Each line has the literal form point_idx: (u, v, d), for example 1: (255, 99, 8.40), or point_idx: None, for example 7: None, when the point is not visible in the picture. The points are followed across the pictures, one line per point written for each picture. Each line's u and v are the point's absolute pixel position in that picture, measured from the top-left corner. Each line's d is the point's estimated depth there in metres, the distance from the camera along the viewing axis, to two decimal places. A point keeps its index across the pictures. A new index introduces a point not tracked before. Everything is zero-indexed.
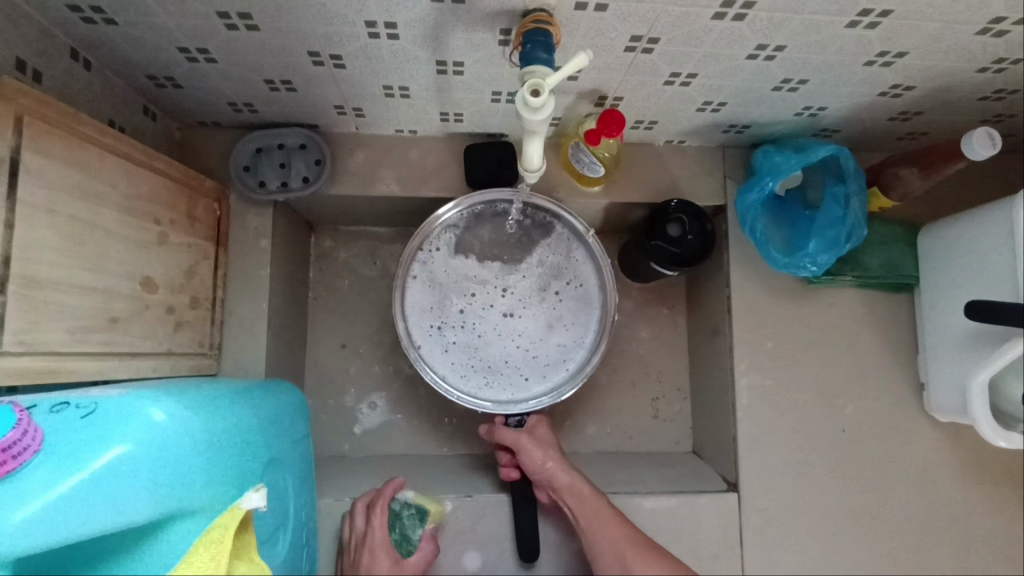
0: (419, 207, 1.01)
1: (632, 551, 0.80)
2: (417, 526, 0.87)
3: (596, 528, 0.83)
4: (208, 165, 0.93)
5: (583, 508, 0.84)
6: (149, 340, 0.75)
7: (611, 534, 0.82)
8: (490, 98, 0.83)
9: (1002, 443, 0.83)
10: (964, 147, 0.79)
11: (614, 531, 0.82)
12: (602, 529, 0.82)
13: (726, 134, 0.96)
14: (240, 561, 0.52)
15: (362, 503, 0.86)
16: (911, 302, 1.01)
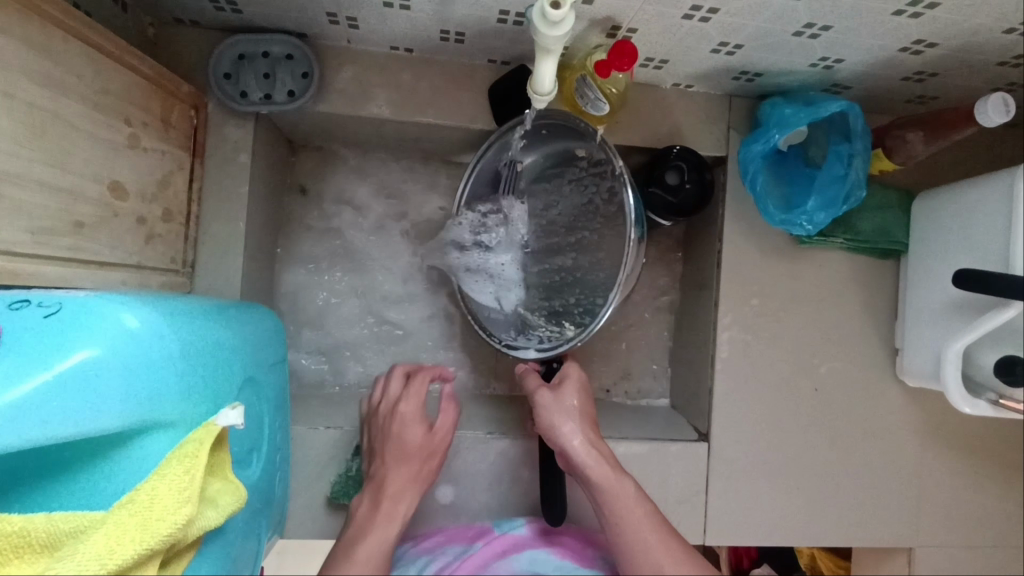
0: (411, 133, 0.96)
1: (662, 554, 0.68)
2: None
3: (624, 523, 0.71)
4: (183, 68, 0.86)
5: (609, 497, 0.73)
6: (117, 250, 0.70)
7: (643, 537, 0.70)
8: (497, 18, 0.77)
9: (967, 409, 0.86)
10: (977, 112, 0.77)
11: (648, 534, 0.70)
12: (633, 526, 0.71)
13: (736, 81, 0.92)
14: (212, 478, 0.50)
15: (394, 381, 0.84)
16: (896, 269, 1.01)
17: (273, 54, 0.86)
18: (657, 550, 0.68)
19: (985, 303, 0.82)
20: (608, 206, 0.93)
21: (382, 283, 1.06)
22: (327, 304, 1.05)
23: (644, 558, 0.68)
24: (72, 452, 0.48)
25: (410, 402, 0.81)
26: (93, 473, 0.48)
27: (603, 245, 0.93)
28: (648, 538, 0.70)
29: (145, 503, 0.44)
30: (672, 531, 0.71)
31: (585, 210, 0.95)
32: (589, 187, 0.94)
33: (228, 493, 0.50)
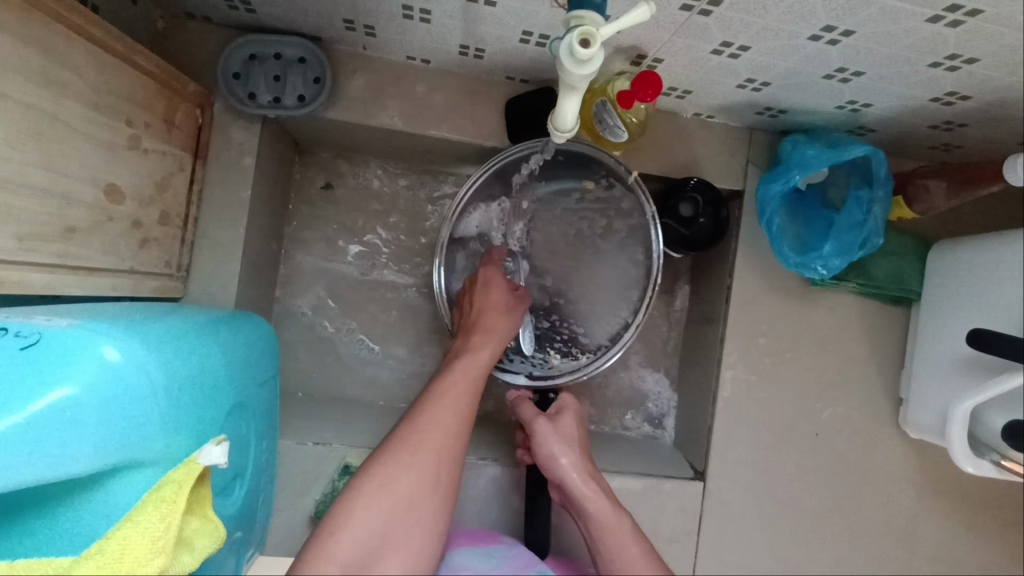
0: (422, 145, 0.94)
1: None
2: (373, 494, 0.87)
3: (617, 560, 0.69)
4: (191, 64, 0.83)
5: (605, 532, 0.71)
6: (109, 255, 0.67)
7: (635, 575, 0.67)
8: (519, 38, 0.75)
9: (969, 468, 0.84)
10: (1006, 170, 0.75)
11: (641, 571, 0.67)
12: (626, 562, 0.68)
13: (759, 116, 0.90)
14: (192, 518, 0.48)
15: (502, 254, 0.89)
16: (905, 316, 0.99)
17: (285, 56, 0.83)
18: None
19: (997, 364, 0.80)
20: (603, 244, 0.92)
21: (382, 294, 1.03)
22: (324, 312, 1.02)
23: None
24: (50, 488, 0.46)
25: (493, 270, 0.85)
26: (70, 511, 0.46)
27: (594, 284, 0.92)
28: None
29: (116, 553, 0.41)
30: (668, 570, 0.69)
31: (574, 241, 0.92)
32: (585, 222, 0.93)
33: (205, 536, 0.48)
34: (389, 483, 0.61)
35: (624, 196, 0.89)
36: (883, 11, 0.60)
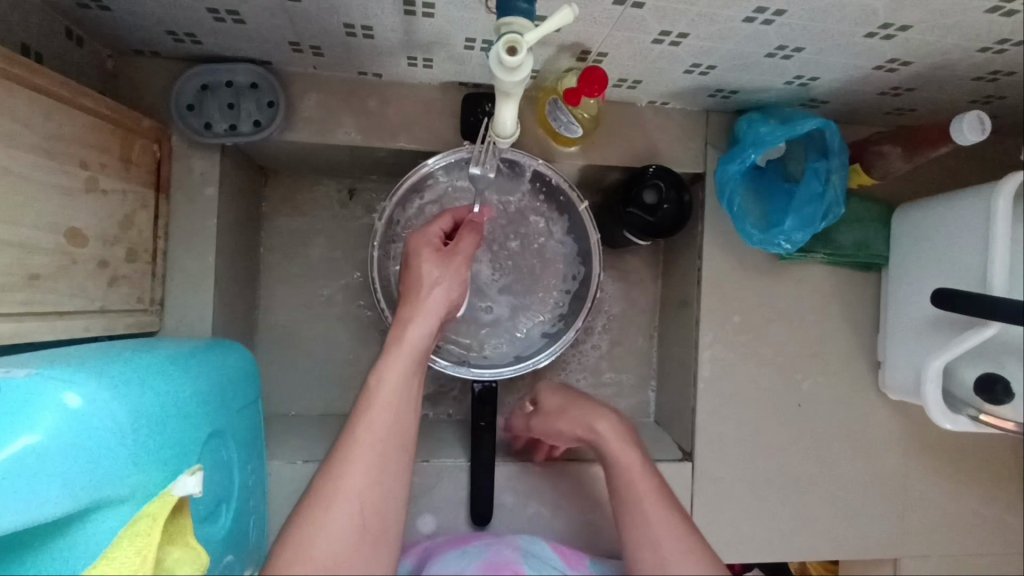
0: (384, 158, 0.95)
1: (654, 508, 0.66)
2: None
3: (620, 478, 0.70)
4: (144, 100, 0.84)
5: (613, 449, 0.73)
6: (77, 297, 0.68)
7: (636, 488, 0.69)
8: (463, 45, 0.75)
9: (948, 425, 0.85)
10: (953, 130, 0.76)
11: (641, 485, 0.69)
12: (629, 475, 0.70)
13: (712, 98, 0.91)
14: (172, 547, 0.48)
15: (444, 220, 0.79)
16: (877, 281, 1.01)
17: (237, 83, 0.84)
18: (649, 507, 0.67)
19: (963, 321, 0.82)
20: (527, 246, 0.96)
21: (360, 308, 1.04)
22: (305, 331, 1.03)
23: (637, 516, 0.66)
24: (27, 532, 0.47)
25: (428, 256, 0.74)
26: (47, 551, 0.47)
27: (514, 280, 0.95)
28: (642, 489, 0.68)
29: None
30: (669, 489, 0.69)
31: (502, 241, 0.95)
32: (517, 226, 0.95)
33: (187, 562, 0.48)
34: (306, 553, 0.55)
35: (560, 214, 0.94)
36: None
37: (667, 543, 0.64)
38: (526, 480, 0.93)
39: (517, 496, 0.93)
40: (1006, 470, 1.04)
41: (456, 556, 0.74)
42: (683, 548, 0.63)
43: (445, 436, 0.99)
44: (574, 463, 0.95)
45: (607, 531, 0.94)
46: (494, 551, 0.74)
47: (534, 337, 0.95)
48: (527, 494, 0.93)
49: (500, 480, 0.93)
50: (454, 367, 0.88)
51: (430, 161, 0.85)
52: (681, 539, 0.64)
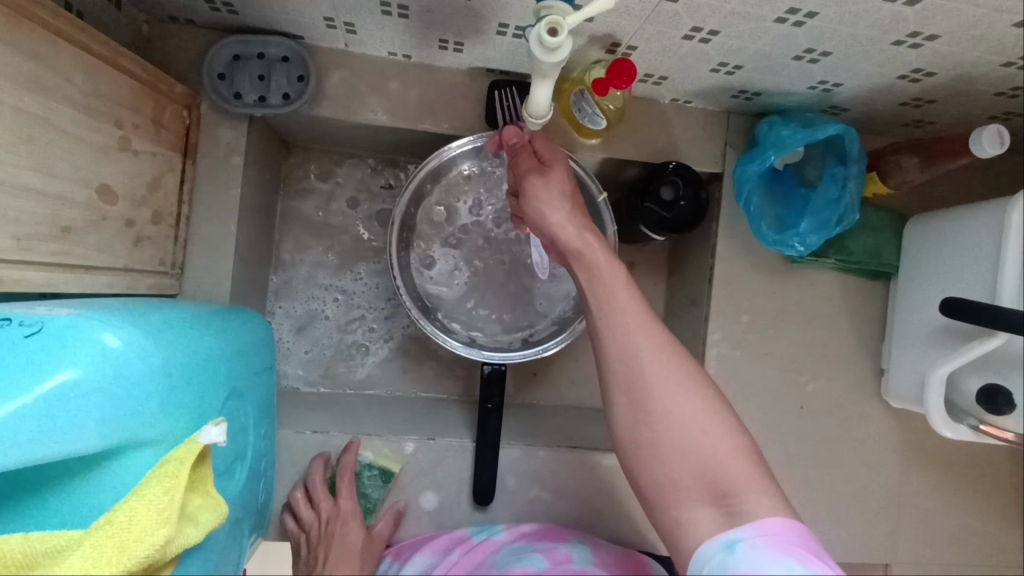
0: (407, 139, 0.96)
1: (647, 345, 0.65)
2: (378, 486, 0.91)
3: (612, 319, 0.66)
4: (176, 66, 0.85)
5: (593, 283, 0.68)
6: (104, 254, 0.69)
7: (623, 321, 0.66)
8: (496, 30, 0.77)
9: (948, 434, 0.86)
10: (971, 143, 0.77)
11: (629, 319, 0.66)
12: (620, 312, 0.66)
13: (734, 99, 0.92)
14: (195, 495, 0.50)
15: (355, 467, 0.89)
16: (886, 290, 1.02)
17: (269, 55, 0.85)
18: (639, 343, 0.65)
19: (967, 332, 0.83)
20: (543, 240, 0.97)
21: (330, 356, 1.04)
22: (319, 306, 1.05)
23: (629, 358, 0.64)
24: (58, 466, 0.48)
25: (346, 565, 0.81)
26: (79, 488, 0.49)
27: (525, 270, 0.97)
28: (629, 323, 0.66)
29: (123, 524, 0.43)
30: (651, 315, 0.67)
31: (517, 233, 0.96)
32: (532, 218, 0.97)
33: (208, 511, 0.50)
34: None
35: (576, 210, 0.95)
36: None
37: (665, 382, 0.63)
38: (527, 465, 0.95)
39: (519, 480, 0.94)
40: (1000, 482, 1.05)
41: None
42: (680, 383, 0.63)
43: (450, 417, 1.01)
44: (577, 450, 0.96)
45: (604, 517, 0.95)
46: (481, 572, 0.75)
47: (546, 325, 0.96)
48: (529, 479, 0.95)
49: (504, 463, 0.94)
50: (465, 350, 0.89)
51: (453, 145, 0.86)
52: (678, 374, 0.64)
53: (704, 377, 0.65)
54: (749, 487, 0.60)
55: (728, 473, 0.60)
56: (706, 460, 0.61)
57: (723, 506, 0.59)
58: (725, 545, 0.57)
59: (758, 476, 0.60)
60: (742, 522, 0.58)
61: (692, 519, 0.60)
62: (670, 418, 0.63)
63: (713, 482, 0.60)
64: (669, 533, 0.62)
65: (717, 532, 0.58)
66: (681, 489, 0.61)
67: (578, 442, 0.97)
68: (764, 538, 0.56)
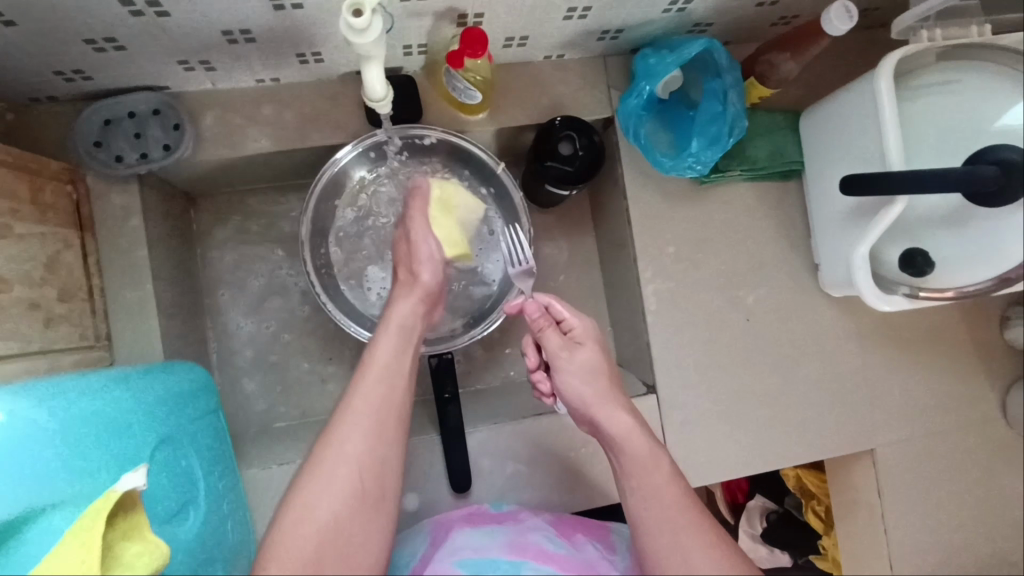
0: (301, 159, 0.97)
1: (674, 498, 0.70)
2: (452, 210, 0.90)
3: (647, 493, 0.71)
4: (50, 144, 0.85)
5: (651, 488, 0.70)
6: (14, 341, 0.70)
7: (676, 528, 0.67)
8: (343, 31, 0.78)
9: (884, 306, 0.88)
10: (823, 23, 0.79)
11: (681, 525, 0.67)
12: (654, 470, 0.71)
13: (602, 41, 0.93)
14: (131, 544, 0.50)
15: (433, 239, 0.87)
16: (800, 187, 1.03)
17: (139, 112, 0.86)
18: (693, 547, 0.66)
19: (876, 204, 0.85)
20: None
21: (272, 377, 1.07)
22: (263, 343, 1.06)
23: (683, 562, 0.65)
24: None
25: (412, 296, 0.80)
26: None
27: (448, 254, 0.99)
28: (682, 530, 0.67)
29: None
30: (705, 521, 0.69)
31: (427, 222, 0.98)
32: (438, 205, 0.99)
33: (147, 553, 0.50)
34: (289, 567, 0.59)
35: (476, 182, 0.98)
36: None
37: (689, 537, 0.67)
38: (498, 442, 0.96)
39: (493, 459, 0.95)
40: (954, 342, 1.08)
41: (475, 565, 0.68)
42: (706, 541, 0.66)
43: (415, 417, 1.02)
44: (543, 416, 0.97)
45: (585, 473, 0.97)
46: (521, 537, 0.74)
47: (480, 302, 0.98)
48: (503, 456, 0.96)
49: (475, 447, 0.95)
50: None
51: (338, 154, 0.88)
52: (697, 530, 0.67)
53: (721, 533, 0.68)
54: None
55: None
56: None
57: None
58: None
59: None
60: None
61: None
62: None
63: None
64: None
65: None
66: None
67: (542, 408, 0.99)
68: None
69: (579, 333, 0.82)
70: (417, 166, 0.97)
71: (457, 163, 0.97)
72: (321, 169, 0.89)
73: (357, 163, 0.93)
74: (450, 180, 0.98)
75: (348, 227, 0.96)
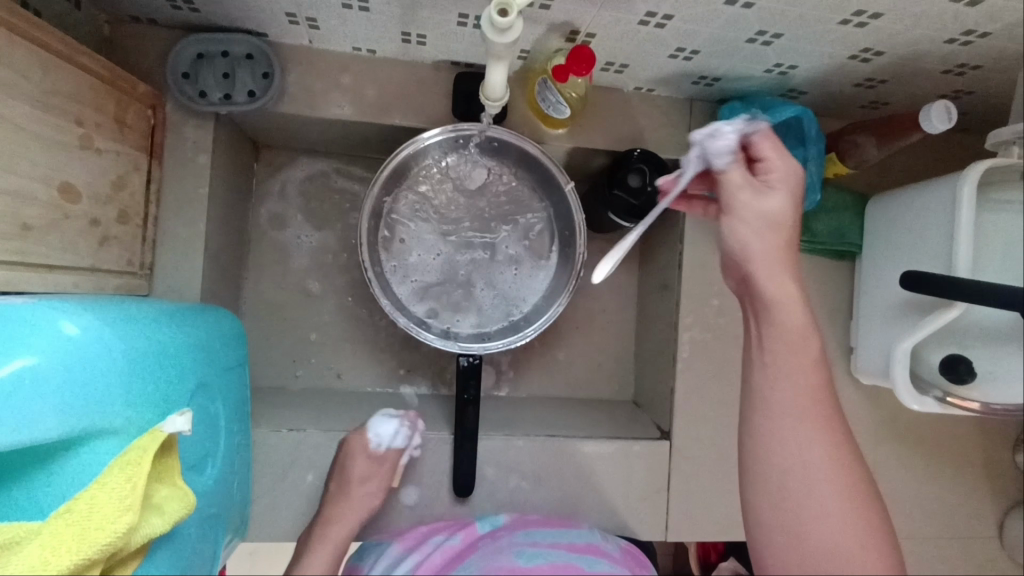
0: (377, 133, 0.97)
1: (817, 442, 0.61)
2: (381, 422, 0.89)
3: (778, 364, 0.63)
4: (139, 66, 0.85)
5: (771, 376, 0.63)
6: (69, 252, 0.70)
7: (794, 420, 0.62)
8: (456, 21, 0.78)
9: (915, 406, 0.88)
10: (922, 119, 0.79)
11: (800, 419, 0.61)
12: (795, 396, 0.62)
13: (695, 85, 0.94)
14: (161, 485, 0.51)
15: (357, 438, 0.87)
16: (851, 269, 1.04)
17: (233, 53, 0.86)
18: (816, 453, 0.61)
19: (930, 304, 0.85)
20: (510, 227, 0.99)
21: (294, 340, 1.06)
22: (295, 303, 1.06)
23: (793, 459, 0.61)
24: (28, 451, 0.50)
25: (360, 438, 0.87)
26: (48, 474, 0.50)
27: (496, 257, 0.99)
28: (801, 422, 0.61)
29: (84, 512, 0.45)
30: (835, 420, 0.62)
31: (484, 220, 0.99)
32: (497, 207, 0.99)
33: (176, 500, 0.50)
34: None
35: (541, 194, 0.98)
36: None
37: (825, 479, 0.60)
38: (507, 455, 0.95)
39: (499, 469, 0.95)
40: (965, 451, 1.08)
41: None
42: (839, 485, 0.61)
43: (428, 410, 1.02)
44: (556, 439, 0.96)
45: (584, 504, 0.96)
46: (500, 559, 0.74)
47: (519, 314, 0.98)
48: (509, 467, 0.95)
49: (484, 454, 0.95)
50: (434, 340, 0.90)
51: (421, 138, 0.87)
52: (836, 479, 0.61)
53: (862, 482, 0.62)
54: None
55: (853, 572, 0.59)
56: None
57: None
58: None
59: None
60: None
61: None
62: (816, 535, 0.60)
63: None
64: None
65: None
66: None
67: (557, 430, 0.98)
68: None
69: (775, 176, 0.64)
70: (486, 165, 0.97)
71: (524, 170, 0.96)
72: (400, 149, 0.88)
73: (435, 149, 0.92)
74: (515, 184, 0.98)
75: (406, 208, 0.96)
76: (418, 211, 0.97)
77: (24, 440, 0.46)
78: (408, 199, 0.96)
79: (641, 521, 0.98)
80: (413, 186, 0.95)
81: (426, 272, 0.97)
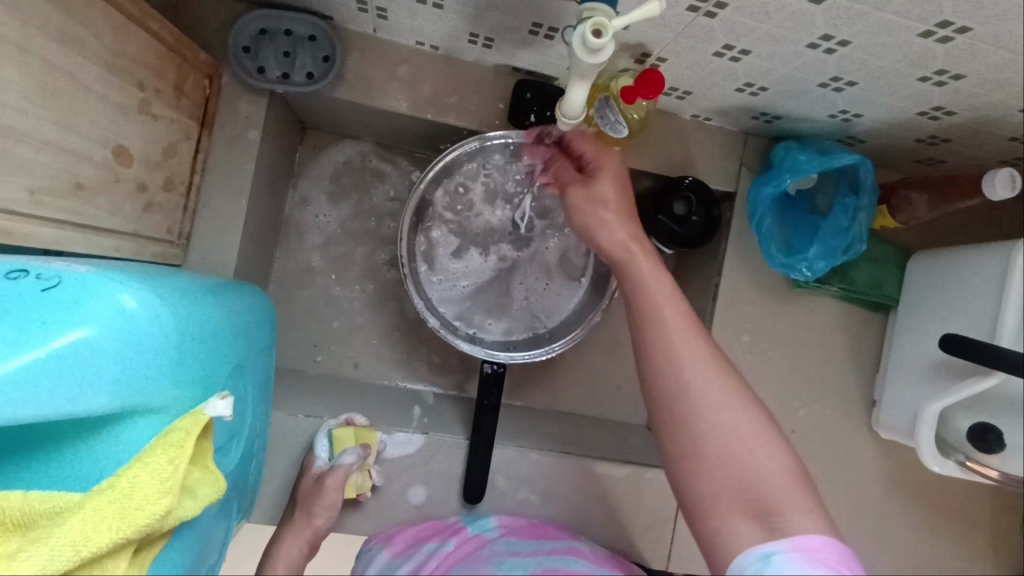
0: (427, 130, 0.96)
1: (689, 357, 0.63)
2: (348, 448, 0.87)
3: (645, 304, 0.66)
4: (200, 34, 0.83)
5: (642, 299, 0.67)
6: (114, 217, 0.68)
7: (670, 336, 0.64)
8: (529, 29, 0.77)
9: (935, 468, 0.86)
10: (984, 185, 0.78)
11: (674, 333, 0.64)
12: (659, 328, 0.64)
13: (754, 121, 0.93)
14: (195, 469, 0.52)
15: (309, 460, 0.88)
16: (884, 321, 1.03)
17: (296, 32, 0.84)
18: (688, 360, 0.63)
19: (965, 370, 0.84)
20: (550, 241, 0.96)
21: (315, 324, 1.05)
22: (322, 288, 1.05)
23: (675, 374, 0.63)
24: (71, 426, 0.50)
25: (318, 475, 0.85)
26: (88, 447, 0.50)
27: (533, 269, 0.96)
28: (675, 337, 0.64)
29: (126, 491, 0.47)
30: (697, 328, 0.65)
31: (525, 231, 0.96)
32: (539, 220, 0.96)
33: (207, 485, 0.53)
34: None
35: None
36: (879, 23, 0.62)
37: (708, 395, 0.61)
38: (519, 467, 0.94)
39: (509, 480, 0.94)
40: (975, 517, 1.07)
41: None
42: (728, 401, 0.61)
43: (442, 412, 1.01)
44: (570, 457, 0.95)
45: (589, 525, 0.95)
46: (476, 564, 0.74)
47: (547, 328, 0.96)
48: (520, 479, 0.94)
49: (496, 463, 0.94)
50: (463, 344, 0.89)
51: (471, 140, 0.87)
52: (730, 399, 0.61)
53: (753, 399, 0.62)
54: (789, 503, 0.58)
55: (772, 490, 0.58)
56: (750, 476, 0.59)
57: (766, 522, 0.57)
58: (761, 557, 0.55)
59: (803, 497, 0.58)
60: (780, 536, 0.56)
61: (732, 530, 0.58)
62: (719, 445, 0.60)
63: (756, 497, 0.58)
64: (706, 546, 0.60)
65: (757, 542, 0.57)
66: (722, 501, 0.59)
67: (572, 448, 0.97)
68: (802, 555, 0.54)
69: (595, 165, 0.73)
70: None
71: None
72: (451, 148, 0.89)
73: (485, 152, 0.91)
74: None
75: (448, 208, 0.94)
76: (459, 213, 0.95)
77: (73, 413, 0.46)
78: (451, 199, 0.94)
79: (643, 549, 0.96)
80: (458, 188, 0.94)
81: (460, 275, 0.95)
